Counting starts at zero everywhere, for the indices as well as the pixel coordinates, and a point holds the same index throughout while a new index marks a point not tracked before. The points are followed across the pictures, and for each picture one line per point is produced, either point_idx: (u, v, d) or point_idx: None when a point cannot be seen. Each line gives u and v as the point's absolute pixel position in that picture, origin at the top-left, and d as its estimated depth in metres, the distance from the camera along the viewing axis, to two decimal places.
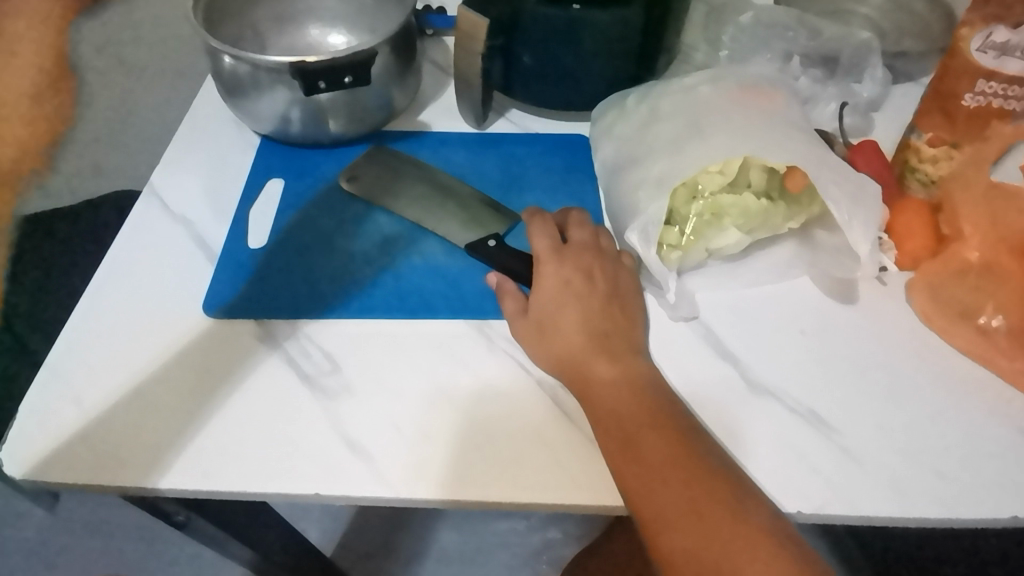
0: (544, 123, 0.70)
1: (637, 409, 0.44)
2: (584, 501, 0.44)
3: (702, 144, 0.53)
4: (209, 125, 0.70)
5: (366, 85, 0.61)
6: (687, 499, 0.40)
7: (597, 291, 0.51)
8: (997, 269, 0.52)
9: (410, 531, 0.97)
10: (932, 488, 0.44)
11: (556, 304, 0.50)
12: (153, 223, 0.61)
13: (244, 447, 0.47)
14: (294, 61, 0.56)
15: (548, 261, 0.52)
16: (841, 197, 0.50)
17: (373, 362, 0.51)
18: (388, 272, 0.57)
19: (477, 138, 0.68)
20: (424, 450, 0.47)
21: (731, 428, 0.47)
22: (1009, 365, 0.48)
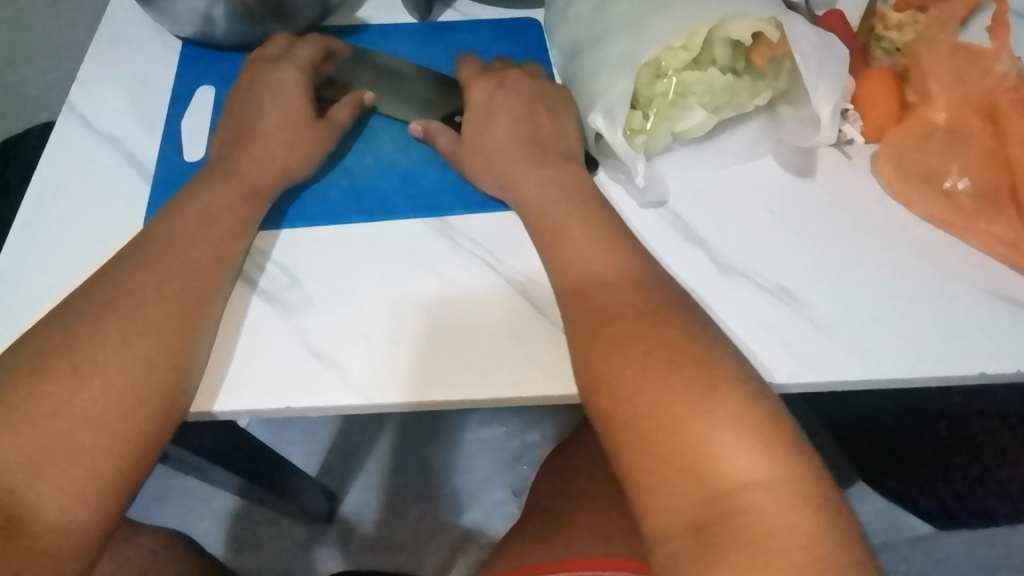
0: (493, 12, 0.65)
1: (598, 268, 0.44)
2: (550, 390, 0.44)
3: (663, 17, 0.50)
4: (124, 31, 0.63)
5: None
6: (633, 344, 0.40)
7: (525, 101, 0.52)
8: (962, 131, 0.51)
9: (390, 446, 0.99)
10: (898, 349, 0.45)
11: (487, 125, 0.51)
12: (78, 144, 0.56)
13: (213, 357, 0.45)
14: None
15: (476, 85, 0.53)
16: (808, 63, 0.49)
17: (337, 265, 0.49)
18: (341, 174, 0.54)
19: (422, 30, 0.63)
20: (390, 350, 0.46)
21: (720, 300, 0.47)
22: (972, 227, 0.49)
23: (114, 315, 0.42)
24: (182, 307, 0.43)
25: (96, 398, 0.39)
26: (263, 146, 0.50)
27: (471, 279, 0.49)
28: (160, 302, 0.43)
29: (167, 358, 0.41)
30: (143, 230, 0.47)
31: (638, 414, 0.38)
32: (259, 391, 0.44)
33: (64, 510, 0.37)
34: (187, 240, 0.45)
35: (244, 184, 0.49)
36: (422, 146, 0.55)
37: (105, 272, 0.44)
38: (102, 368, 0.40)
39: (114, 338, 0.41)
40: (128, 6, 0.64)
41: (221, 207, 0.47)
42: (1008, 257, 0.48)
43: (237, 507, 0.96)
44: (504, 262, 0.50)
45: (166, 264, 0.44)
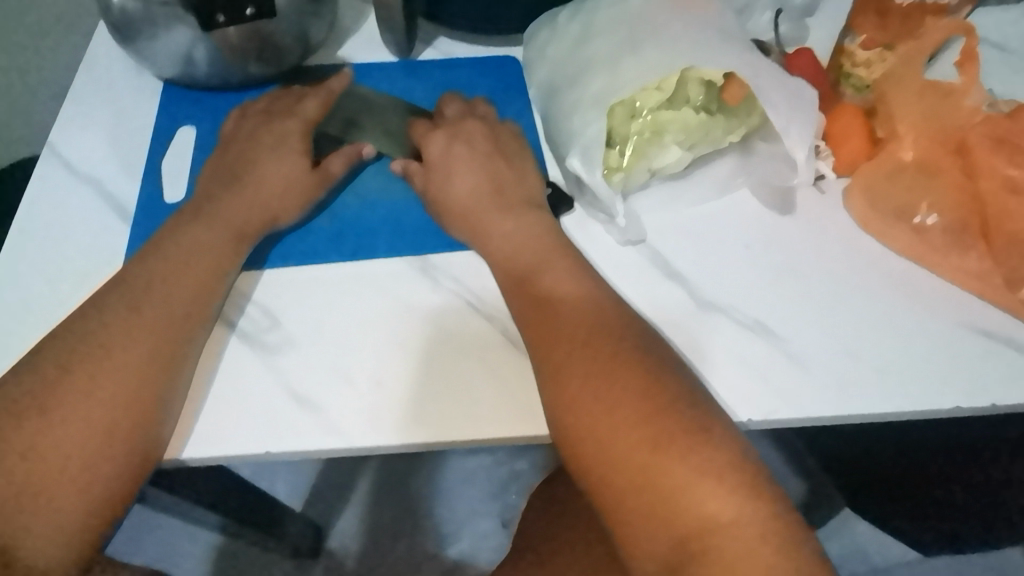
0: (473, 50, 0.66)
1: (573, 312, 0.44)
2: (527, 429, 0.44)
3: (637, 58, 0.52)
4: (107, 72, 0.63)
5: (271, 17, 0.55)
6: (609, 387, 0.40)
7: (480, 150, 0.53)
8: (930, 168, 0.53)
9: (377, 478, 0.98)
10: (873, 383, 0.46)
11: (445, 176, 0.52)
12: (58, 186, 0.56)
13: (193, 401, 0.45)
14: None
15: (425, 136, 0.54)
16: (778, 101, 0.50)
17: (315, 307, 0.49)
18: (323, 212, 0.54)
19: (404, 67, 0.64)
20: (374, 394, 0.45)
21: (693, 341, 0.48)
22: (944, 261, 0.50)
23: (90, 358, 0.41)
24: (159, 350, 0.43)
25: (71, 444, 0.38)
26: (255, 188, 0.51)
27: (453, 318, 0.49)
28: (138, 346, 0.42)
29: (146, 402, 0.41)
30: (121, 273, 0.46)
31: (613, 460, 0.38)
32: (240, 436, 0.44)
33: (39, 559, 0.37)
34: (165, 282, 0.45)
35: (228, 227, 0.49)
36: (405, 186, 0.55)
37: (81, 316, 0.44)
38: (78, 413, 0.39)
39: (91, 382, 0.40)
40: (110, 47, 0.65)
41: (201, 250, 0.47)
42: (981, 291, 0.49)
43: (220, 544, 0.94)
44: (485, 302, 0.50)
45: (144, 306, 0.44)
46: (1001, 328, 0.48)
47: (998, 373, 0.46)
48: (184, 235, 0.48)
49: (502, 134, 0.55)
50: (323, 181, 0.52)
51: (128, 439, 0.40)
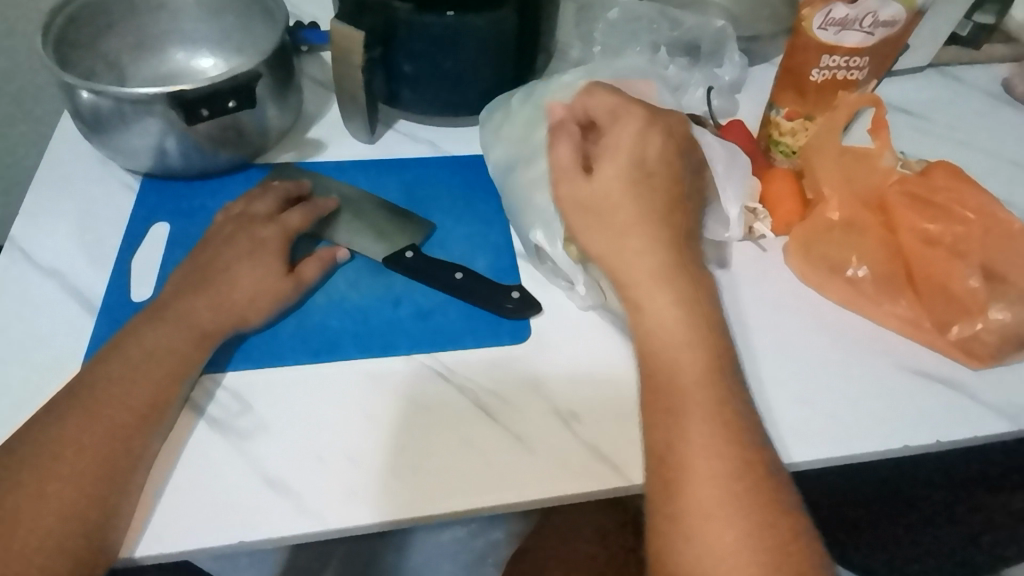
0: (433, 132, 0.70)
1: (682, 372, 0.42)
2: (504, 501, 0.45)
3: None
4: (72, 164, 0.64)
5: (251, 108, 0.58)
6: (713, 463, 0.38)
7: (623, 150, 0.49)
8: (857, 225, 0.57)
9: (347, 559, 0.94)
10: (828, 428, 0.48)
11: (619, 172, 0.48)
12: (20, 280, 0.55)
13: (162, 491, 0.44)
14: (172, 90, 0.54)
15: (578, 133, 0.51)
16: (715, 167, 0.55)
17: (289, 391, 0.50)
18: (294, 313, 0.54)
19: (372, 164, 0.66)
20: (350, 473, 0.46)
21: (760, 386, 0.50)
22: (878, 309, 0.54)
23: (53, 452, 0.40)
24: (122, 437, 0.42)
25: (33, 542, 0.37)
26: (230, 275, 0.51)
27: (425, 391, 0.50)
28: (103, 434, 0.42)
29: (109, 492, 0.41)
30: (80, 374, 0.45)
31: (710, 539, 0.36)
32: (212, 526, 0.43)
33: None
34: (130, 383, 0.44)
35: (195, 327, 0.48)
36: (376, 283, 0.56)
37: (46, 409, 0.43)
38: (40, 509, 0.38)
39: (52, 476, 0.39)
40: (75, 140, 0.66)
41: (167, 351, 0.46)
42: (915, 334, 0.53)
43: None
44: (456, 372, 0.51)
45: (110, 392, 0.43)
46: (935, 368, 0.52)
47: (939, 411, 0.50)
48: (152, 319, 0.48)
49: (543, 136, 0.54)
50: (298, 286, 0.53)
51: (91, 533, 0.39)
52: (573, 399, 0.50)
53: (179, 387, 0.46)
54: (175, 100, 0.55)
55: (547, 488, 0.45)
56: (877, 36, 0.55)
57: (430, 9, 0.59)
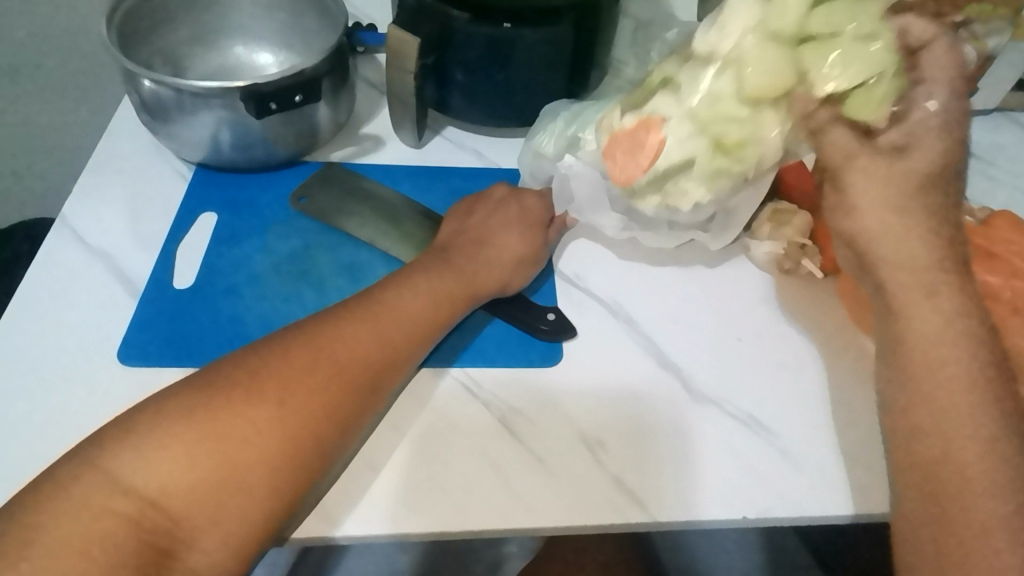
0: (479, 140, 0.70)
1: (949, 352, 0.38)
2: (576, 504, 0.45)
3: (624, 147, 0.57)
4: (128, 148, 0.66)
5: (316, 103, 0.60)
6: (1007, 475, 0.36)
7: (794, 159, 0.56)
8: None
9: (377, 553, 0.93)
10: (863, 482, 0.46)
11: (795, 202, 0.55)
12: (68, 258, 0.57)
13: None
14: (245, 84, 0.55)
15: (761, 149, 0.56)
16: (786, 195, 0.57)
17: None
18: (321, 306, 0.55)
19: (420, 173, 0.66)
20: (371, 482, 0.45)
21: None
22: None
23: (314, 368, 0.43)
24: (371, 374, 0.45)
25: (271, 447, 0.40)
26: (494, 235, 0.56)
27: (453, 404, 0.50)
28: (359, 366, 0.44)
29: (344, 427, 0.43)
30: (371, 289, 0.49)
31: (958, 528, 0.35)
32: None
33: (210, 566, 0.37)
34: (407, 316, 0.48)
35: (470, 279, 0.52)
36: None
37: (311, 322, 0.46)
38: (293, 404, 0.41)
39: (303, 392, 0.42)
40: (134, 125, 0.68)
41: (440, 292, 0.50)
42: None
43: None
44: (484, 387, 0.51)
45: (369, 329, 0.46)
46: None
47: None
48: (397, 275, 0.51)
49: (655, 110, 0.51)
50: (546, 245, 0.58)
51: (324, 455, 0.42)
52: (600, 426, 0.49)
53: (425, 340, 0.49)
54: (244, 93, 0.56)
55: (591, 512, 0.45)
56: None
57: (487, 20, 0.59)
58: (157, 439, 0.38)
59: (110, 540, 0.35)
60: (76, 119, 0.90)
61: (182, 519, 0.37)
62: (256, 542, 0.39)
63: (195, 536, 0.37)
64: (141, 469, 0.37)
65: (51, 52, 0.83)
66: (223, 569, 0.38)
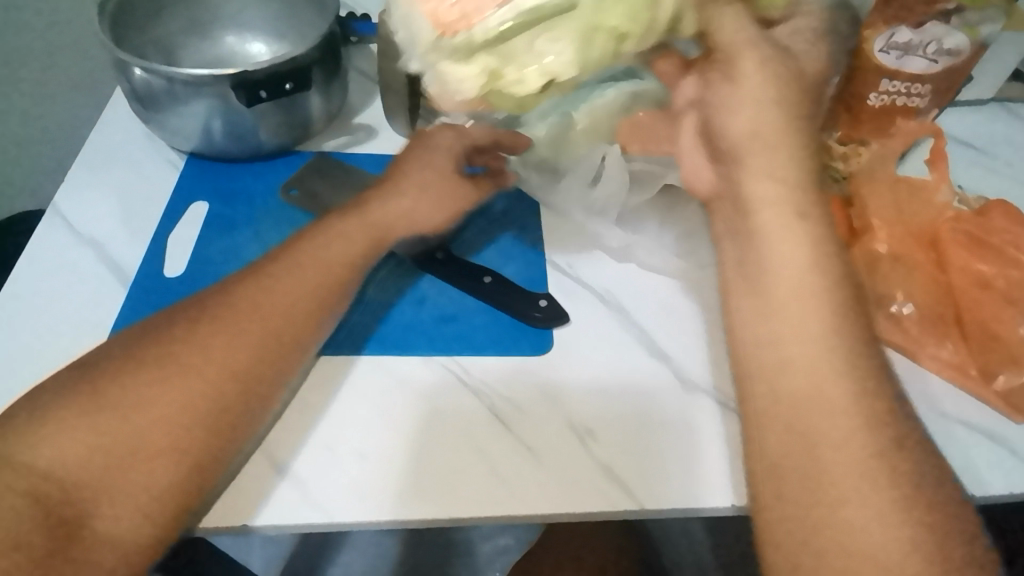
0: None
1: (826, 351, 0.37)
2: (562, 490, 0.45)
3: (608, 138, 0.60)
4: (120, 138, 0.66)
5: (306, 91, 0.60)
6: (848, 397, 0.35)
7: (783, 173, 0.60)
8: (904, 259, 0.54)
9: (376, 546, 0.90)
10: None
11: None
12: (59, 246, 0.57)
13: None
14: (235, 71, 0.55)
15: None
16: None
17: (307, 383, 0.49)
18: None
19: None
20: (358, 469, 0.45)
21: (933, 396, 0.50)
22: (920, 350, 0.51)
23: (218, 336, 0.43)
24: (280, 339, 0.45)
25: (166, 415, 0.39)
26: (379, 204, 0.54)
27: (441, 391, 0.50)
28: (268, 332, 0.45)
29: (247, 393, 0.42)
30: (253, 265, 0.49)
31: (823, 483, 0.34)
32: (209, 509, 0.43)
33: (120, 539, 0.36)
34: (301, 284, 0.47)
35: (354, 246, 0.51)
36: (400, 284, 0.56)
37: (214, 295, 0.46)
38: (189, 371, 0.41)
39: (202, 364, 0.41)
40: (125, 116, 0.68)
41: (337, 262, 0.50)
42: (958, 380, 0.50)
43: None
44: (473, 375, 0.51)
45: (269, 299, 0.46)
46: (978, 419, 0.49)
47: (977, 463, 0.47)
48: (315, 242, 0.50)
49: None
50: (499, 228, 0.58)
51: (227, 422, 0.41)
52: (589, 414, 0.48)
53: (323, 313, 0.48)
54: (235, 81, 0.56)
55: (578, 500, 0.44)
56: (942, 64, 0.54)
57: None
58: (50, 424, 0.37)
59: (11, 518, 0.34)
60: (68, 111, 0.90)
61: (75, 493, 0.36)
62: (168, 513, 0.38)
63: (93, 513, 0.36)
64: (35, 451, 0.36)
65: (42, 44, 0.83)
66: (134, 546, 0.37)
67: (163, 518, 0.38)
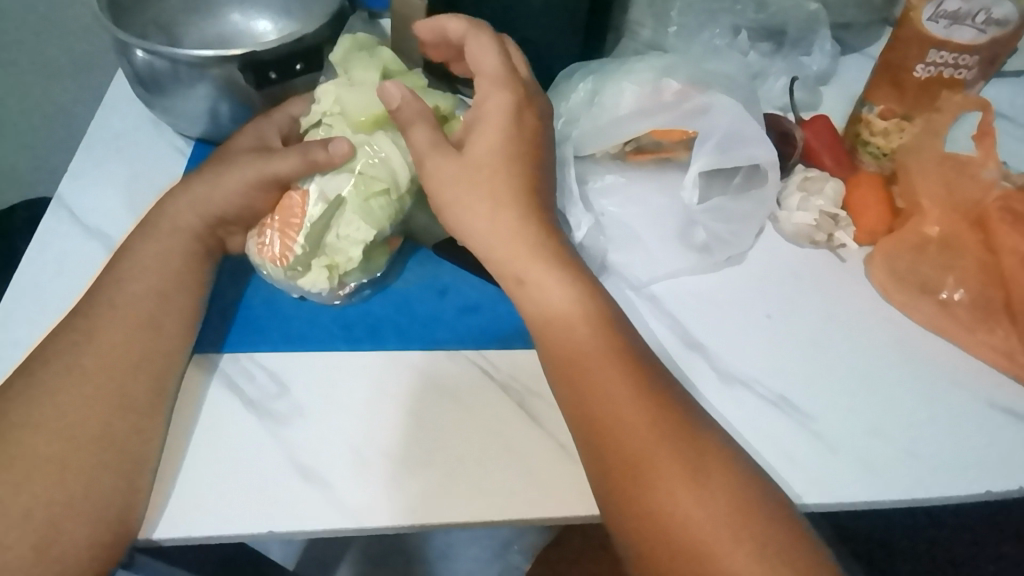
0: None
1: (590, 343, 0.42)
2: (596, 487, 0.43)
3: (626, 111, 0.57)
4: (123, 124, 0.63)
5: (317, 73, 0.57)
6: (604, 353, 0.41)
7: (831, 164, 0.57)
8: (953, 242, 0.53)
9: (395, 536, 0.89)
10: (903, 467, 0.44)
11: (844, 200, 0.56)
12: (66, 239, 0.55)
13: (164, 475, 0.42)
14: (242, 53, 0.52)
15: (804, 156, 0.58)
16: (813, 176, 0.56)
17: (325, 380, 0.48)
18: None
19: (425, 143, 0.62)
20: (383, 469, 0.43)
21: (984, 385, 0.48)
22: (969, 338, 0.49)
23: (73, 370, 0.42)
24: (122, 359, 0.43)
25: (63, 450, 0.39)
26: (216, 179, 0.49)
27: (464, 386, 0.48)
28: (119, 358, 0.43)
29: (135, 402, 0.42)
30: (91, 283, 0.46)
31: (647, 462, 0.38)
32: (233, 515, 0.41)
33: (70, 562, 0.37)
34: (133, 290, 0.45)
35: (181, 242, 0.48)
36: (422, 273, 0.54)
37: (68, 329, 0.44)
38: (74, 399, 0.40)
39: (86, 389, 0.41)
40: (128, 101, 0.65)
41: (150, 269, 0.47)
42: (1010, 370, 0.48)
43: None
44: (501, 369, 0.49)
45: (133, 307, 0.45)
46: None
47: None
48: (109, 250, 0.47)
49: (268, 175, 0.49)
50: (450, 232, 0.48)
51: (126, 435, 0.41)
52: None
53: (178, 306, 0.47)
54: (242, 62, 0.53)
55: None
56: (990, 35, 0.50)
57: None
58: None
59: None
60: None
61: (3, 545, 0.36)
62: (85, 544, 0.37)
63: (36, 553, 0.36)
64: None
65: None
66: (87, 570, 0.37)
67: (83, 543, 0.37)
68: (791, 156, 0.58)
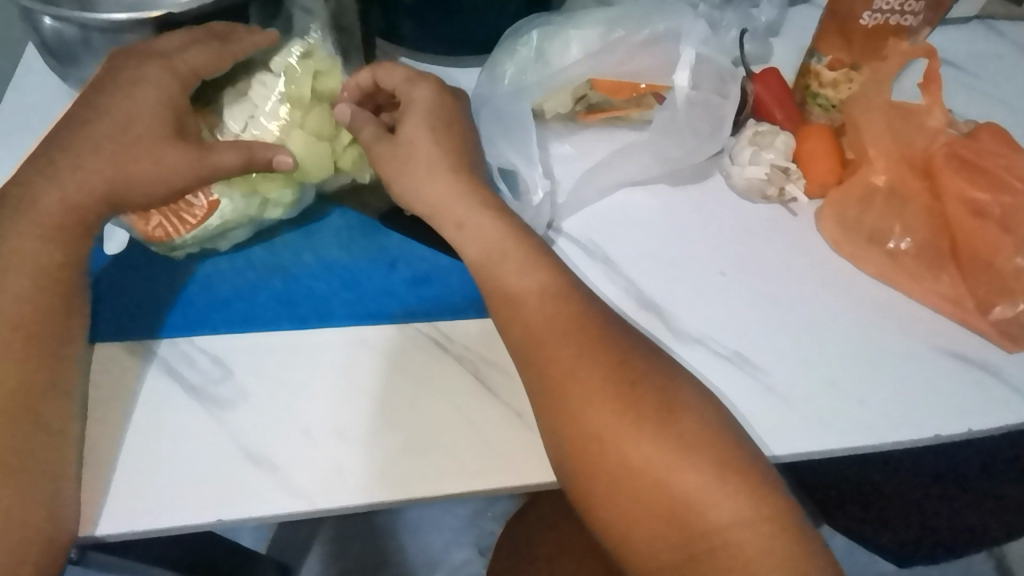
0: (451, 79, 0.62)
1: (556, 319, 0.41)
2: None
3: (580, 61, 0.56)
4: (38, 97, 0.59)
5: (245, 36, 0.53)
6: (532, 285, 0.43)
7: (782, 119, 0.56)
8: (899, 192, 0.53)
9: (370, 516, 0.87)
10: (855, 415, 0.45)
11: (797, 151, 0.55)
12: None
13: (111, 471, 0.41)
14: (161, 15, 0.48)
15: (756, 112, 0.57)
16: (763, 130, 0.55)
17: (267, 361, 0.46)
18: (274, 268, 0.51)
19: None
20: (337, 449, 0.42)
21: (930, 328, 0.49)
22: (917, 285, 0.50)
23: None
24: (62, 338, 0.41)
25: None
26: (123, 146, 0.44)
27: (416, 359, 0.46)
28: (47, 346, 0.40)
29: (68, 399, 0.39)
30: None
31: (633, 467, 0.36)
32: (180, 505, 0.40)
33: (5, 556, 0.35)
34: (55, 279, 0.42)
35: None
36: (368, 246, 0.52)
37: None
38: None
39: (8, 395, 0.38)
40: (42, 72, 0.60)
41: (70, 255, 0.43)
42: (955, 313, 0.49)
43: None
44: (455, 341, 0.47)
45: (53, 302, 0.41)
46: (973, 351, 0.48)
47: (976, 398, 0.46)
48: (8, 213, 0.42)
49: (175, 159, 0.44)
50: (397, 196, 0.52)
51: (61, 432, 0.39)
52: None
53: None
54: (162, 27, 0.49)
55: None
56: None
57: None
58: None
59: None
60: None
61: None
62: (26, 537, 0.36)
63: None
64: None
65: None
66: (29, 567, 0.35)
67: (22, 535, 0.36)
68: (740, 114, 0.58)
